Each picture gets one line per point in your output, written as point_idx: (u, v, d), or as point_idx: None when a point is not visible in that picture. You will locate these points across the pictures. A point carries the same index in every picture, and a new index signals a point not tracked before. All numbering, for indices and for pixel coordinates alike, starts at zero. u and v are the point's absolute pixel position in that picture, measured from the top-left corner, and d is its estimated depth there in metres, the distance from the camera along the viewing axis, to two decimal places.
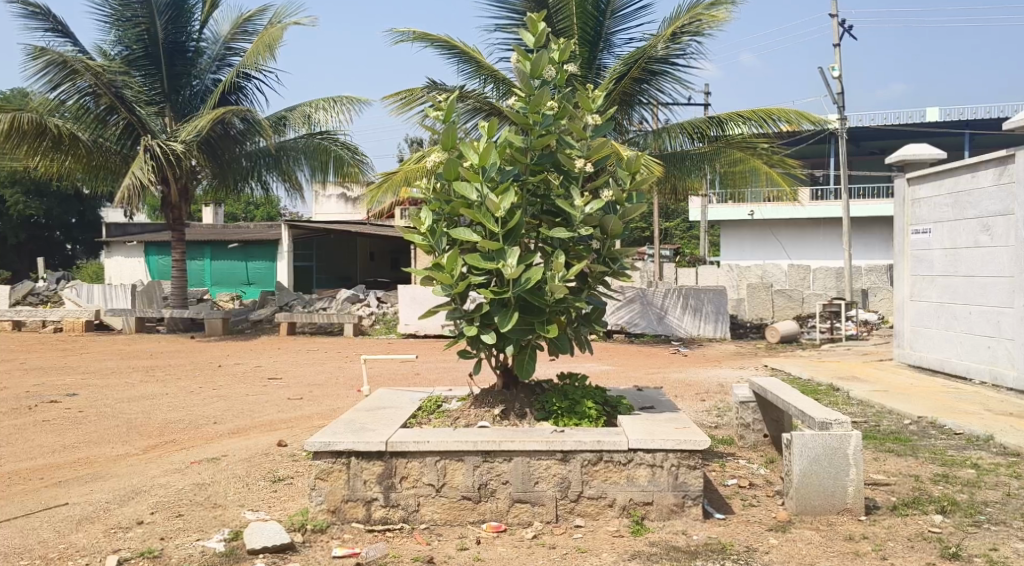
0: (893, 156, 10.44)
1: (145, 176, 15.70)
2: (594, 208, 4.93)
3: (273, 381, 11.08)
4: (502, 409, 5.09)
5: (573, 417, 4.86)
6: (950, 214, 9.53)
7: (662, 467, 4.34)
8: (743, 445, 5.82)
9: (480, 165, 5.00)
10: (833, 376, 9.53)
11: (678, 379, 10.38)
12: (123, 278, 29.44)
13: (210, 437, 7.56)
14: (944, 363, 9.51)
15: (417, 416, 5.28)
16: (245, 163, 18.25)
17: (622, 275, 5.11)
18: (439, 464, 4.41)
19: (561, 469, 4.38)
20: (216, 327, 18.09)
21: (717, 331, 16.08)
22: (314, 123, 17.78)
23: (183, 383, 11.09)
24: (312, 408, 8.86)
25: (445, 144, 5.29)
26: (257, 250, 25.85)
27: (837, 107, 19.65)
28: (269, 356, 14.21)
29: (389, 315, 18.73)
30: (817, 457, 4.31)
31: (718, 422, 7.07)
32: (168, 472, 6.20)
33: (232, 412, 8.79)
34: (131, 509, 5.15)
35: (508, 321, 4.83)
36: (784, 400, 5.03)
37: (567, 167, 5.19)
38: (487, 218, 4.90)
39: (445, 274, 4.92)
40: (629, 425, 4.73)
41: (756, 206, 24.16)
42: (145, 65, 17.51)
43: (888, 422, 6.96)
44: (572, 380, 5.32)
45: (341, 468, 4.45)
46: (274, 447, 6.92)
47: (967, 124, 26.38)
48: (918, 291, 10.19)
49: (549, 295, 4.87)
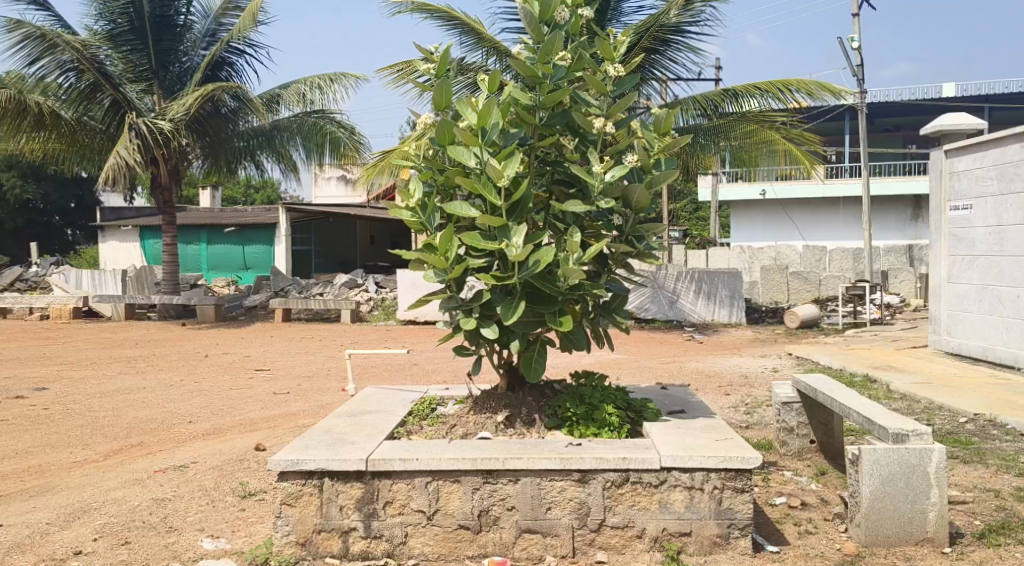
0: (928, 128, 9.57)
1: (130, 157, 14.87)
2: (618, 176, 4.10)
3: (260, 373, 10.38)
4: (505, 416, 4.32)
5: (592, 425, 4.10)
6: (996, 187, 8.60)
7: (702, 490, 3.56)
8: (786, 452, 5.01)
9: (479, 126, 4.18)
10: (867, 365, 8.72)
11: (695, 369, 9.65)
12: (118, 263, 28.73)
13: (181, 439, 6.88)
14: (988, 351, 8.63)
15: (407, 422, 4.53)
16: (238, 144, 17.38)
17: (649, 257, 4.27)
18: (430, 487, 3.65)
19: (578, 493, 3.61)
20: (208, 313, 17.36)
21: (732, 316, 15.28)
22: (310, 102, 16.98)
23: (164, 375, 10.40)
24: (298, 404, 8.14)
25: (438, 105, 4.49)
26: (253, 233, 25.05)
27: (857, 79, 18.55)
28: (260, 345, 13.50)
29: (388, 301, 18.01)
30: (891, 476, 3.53)
31: (750, 421, 6.32)
32: (126, 485, 5.51)
33: (210, 409, 8.09)
34: (72, 534, 4.46)
35: (513, 312, 4.00)
36: (839, 402, 4.25)
37: (583, 128, 4.35)
38: (489, 190, 4.10)
39: (439, 257, 4.11)
40: (658, 436, 3.96)
41: (768, 185, 23.16)
42: (131, 40, 16.57)
43: (940, 419, 6.14)
44: (589, 379, 4.51)
45: (312, 491, 3.68)
46: (250, 452, 6.21)
47: (986, 99, 25.30)
48: (957, 272, 9.27)
49: (561, 281, 4.07)
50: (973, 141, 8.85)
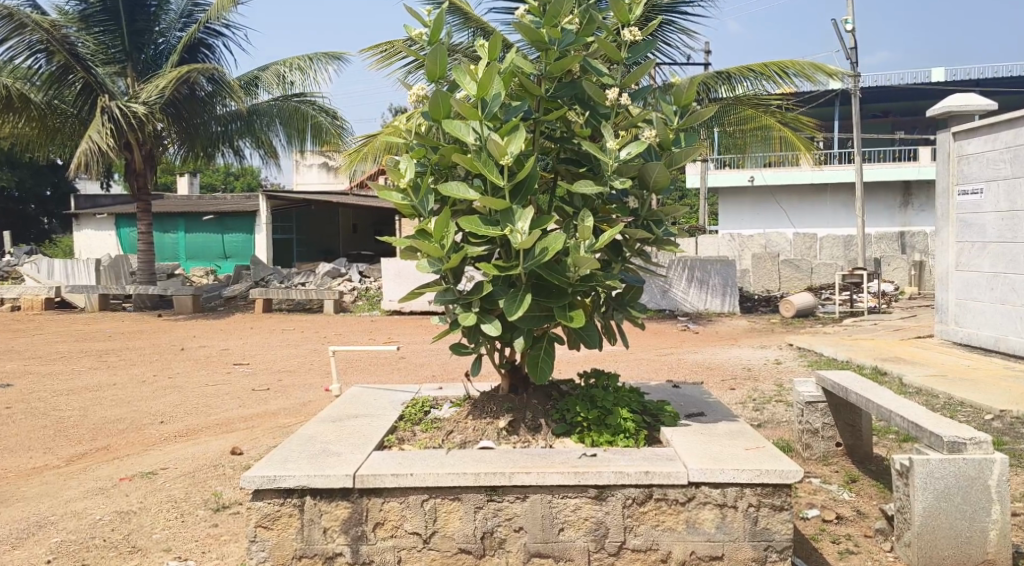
0: (935, 109, 9.17)
1: (104, 142, 14.24)
2: (634, 154, 3.66)
3: (238, 367, 9.87)
4: (509, 421, 3.89)
5: (605, 432, 3.69)
6: (1009, 171, 8.10)
7: (734, 508, 3.15)
8: (809, 457, 4.58)
9: (478, 97, 3.72)
10: (875, 357, 8.37)
11: (694, 362, 9.28)
12: (93, 252, 27.92)
13: (151, 442, 6.41)
14: (999, 342, 8.22)
15: (398, 428, 4.11)
16: (216, 129, 16.60)
17: (667, 244, 3.84)
18: (427, 506, 3.22)
19: (595, 511, 3.18)
20: (186, 304, 16.77)
21: (725, 305, 14.93)
22: (290, 84, 16.42)
23: (137, 370, 9.87)
24: (279, 402, 7.68)
25: (432, 74, 4.01)
26: (233, 221, 24.41)
27: (851, 64, 18.07)
28: (239, 337, 12.97)
29: (372, 290, 17.52)
30: (946, 491, 3.14)
31: (762, 419, 5.94)
32: (87, 496, 5.03)
33: (183, 408, 7.60)
34: (23, 554, 4.01)
35: (517, 307, 3.56)
36: (874, 403, 3.87)
37: (593, 100, 3.90)
38: (490, 169, 3.65)
39: (434, 244, 3.66)
40: (682, 443, 3.56)
41: (757, 171, 22.55)
42: (103, 20, 15.85)
43: (964, 416, 5.79)
44: (600, 378, 4.09)
45: (291, 512, 3.24)
46: (225, 457, 5.75)
47: (976, 83, 24.95)
48: (965, 260, 8.82)
49: (570, 271, 3.63)
50: (983, 122, 8.35)
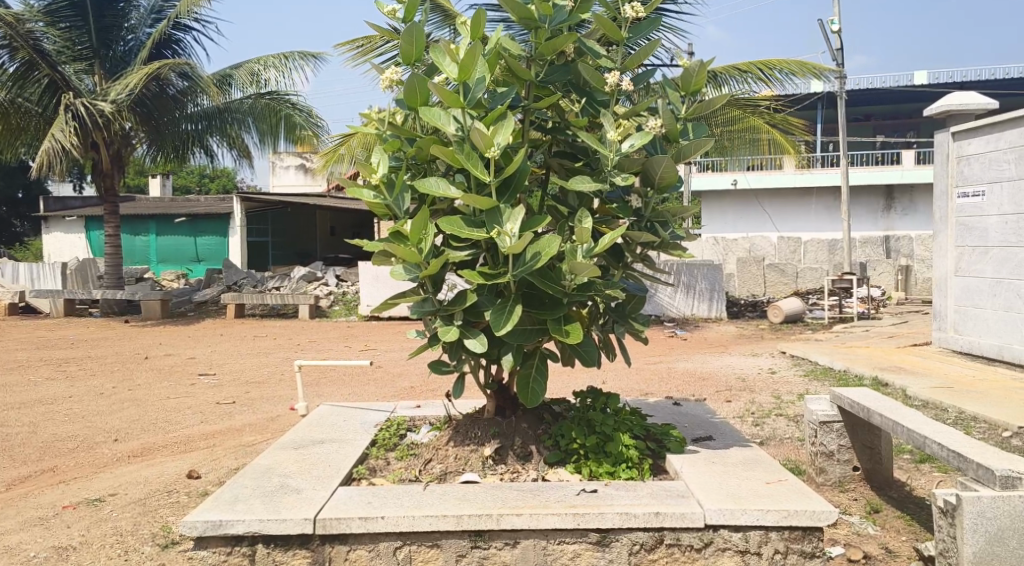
0: (932, 110, 8.89)
1: (67, 140, 13.57)
2: (636, 146, 3.22)
3: (205, 378, 9.32)
4: (495, 448, 3.44)
5: (604, 462, 3.26)
6: (1014, 171, 7.76)
7: (758, 555, 2.72)
8: (824, 482, 4.16)
9: (461, 82, 3.27)
10: (874, 366, 8.00)
11: (685, 371, 8.88)
12: (63, 255, 27.05)
13: (103, 464, 5.87)
14: (1003, 350, 7.87)
15: (372, 456, 3.65)
16: (187, 128, 15.93)
17: (673, 247, 3.41)
18: (401, 554, 2.76)
19: (597, 560, 2.74)
20: (155, 309, 16.12)
21: (712, 310, 14.59)
22: (264, 83, 15.75)
23: (97, 381, 9.29)
24: (245, 417, 7.17)
25: (408, 58, 3.55)
26: (206, 224, 23.70)
27: (837, 66, 17.76)
28: (209, 344, 12.40)
29: (349, 295, 16.98)
30: (1001, 534, 2.72)
31: (764, 435, 5.53)
32: (24, 528, 4.51)
33: (142, 424, 7.06)
34: None
35: (506, 319, 3.10)
36: (905, 427, 3.46)
37: (590, 85, 3.46)
38: (475, 162, 3.20)
39: (410, 248, 3.19)
40: (693, 475, 3.12)
41: (740, 174, 21.76)
42: (70, 16, 15.19)
43: (980, 433, 5.42)
44: (596, 398, 3.65)
45: (240, 561, 2.77)
46: (180, 481, 5.23)
47: (958, 86, 24.84)
48: (965, 264, 8.48)
49: (566, 278, 3.20)
50: (985, 122, 8.01)
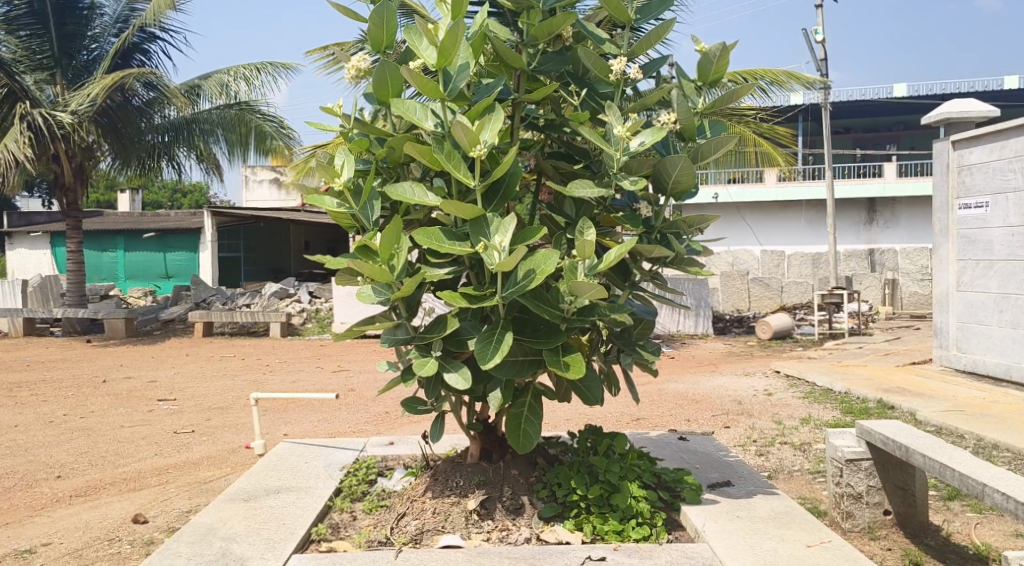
0: (929, 118, 8.50)
1: (21, 151, 12.85)
2: (645, 145, 2.74)
3: (164, 404, 8.67)
4: (480, 500, 2.92)
5: (610, 518, 2.76)
6: (1019, 181, 7.44)
7: None
8: (852, 529, 3.67)
9: (439, 69, 2.78)
10: (876, 387, 7.57)
11: (677, 393, 8.38)
12: (27, 272, 26.05)
13: (40, 506, 5.24)
14: (1011, 370, 7.50)
15: (337, 508, 3.12)
16: (152, 138, 15.16)
17: (691, 263, 2.92)
18: None
19: None
20: (118, 329, 15.36)
21: (699, 326, 14.16)
22: (233, 93, 15.08)
23: (47, 409, 8.60)
24: (204, 449, 6.55)
25: (377, 44, 3.06)
26: (175, 239, 22.92)
27: (821, 77, 17.46)
28: (173, 365, 11.74)
29: (323, 311, 16.34)
30: None
31: (773, 467, 5.03)
32: None
33: (89, 458, 6.42)
34: None
35: (494, 351, 2.58)
36: (956, 472, 2.97)
37: (591, 74, 2.98)
38: (457, 164, 2.69)
39: (379, 265, 2.67)
40: (719, 536, 2.62)
41: (720, 188, 21.40)
42: (29, 24, 14.44)
43: (1006, 463, 4.96)
44: (598, 440, 3.15)
45: None
46: (123, 527, 4.59)
47: (936, 98, 24.78)
48: (967, 279, 8.12)
49: (566, 301, 2.71)
50: (987, 130, 7.70)
